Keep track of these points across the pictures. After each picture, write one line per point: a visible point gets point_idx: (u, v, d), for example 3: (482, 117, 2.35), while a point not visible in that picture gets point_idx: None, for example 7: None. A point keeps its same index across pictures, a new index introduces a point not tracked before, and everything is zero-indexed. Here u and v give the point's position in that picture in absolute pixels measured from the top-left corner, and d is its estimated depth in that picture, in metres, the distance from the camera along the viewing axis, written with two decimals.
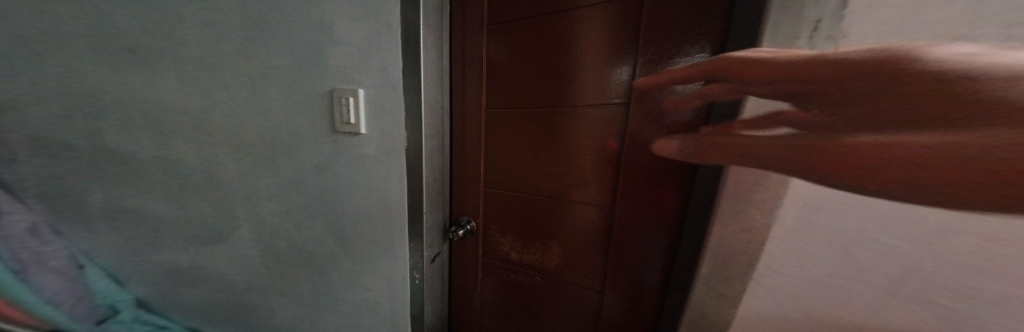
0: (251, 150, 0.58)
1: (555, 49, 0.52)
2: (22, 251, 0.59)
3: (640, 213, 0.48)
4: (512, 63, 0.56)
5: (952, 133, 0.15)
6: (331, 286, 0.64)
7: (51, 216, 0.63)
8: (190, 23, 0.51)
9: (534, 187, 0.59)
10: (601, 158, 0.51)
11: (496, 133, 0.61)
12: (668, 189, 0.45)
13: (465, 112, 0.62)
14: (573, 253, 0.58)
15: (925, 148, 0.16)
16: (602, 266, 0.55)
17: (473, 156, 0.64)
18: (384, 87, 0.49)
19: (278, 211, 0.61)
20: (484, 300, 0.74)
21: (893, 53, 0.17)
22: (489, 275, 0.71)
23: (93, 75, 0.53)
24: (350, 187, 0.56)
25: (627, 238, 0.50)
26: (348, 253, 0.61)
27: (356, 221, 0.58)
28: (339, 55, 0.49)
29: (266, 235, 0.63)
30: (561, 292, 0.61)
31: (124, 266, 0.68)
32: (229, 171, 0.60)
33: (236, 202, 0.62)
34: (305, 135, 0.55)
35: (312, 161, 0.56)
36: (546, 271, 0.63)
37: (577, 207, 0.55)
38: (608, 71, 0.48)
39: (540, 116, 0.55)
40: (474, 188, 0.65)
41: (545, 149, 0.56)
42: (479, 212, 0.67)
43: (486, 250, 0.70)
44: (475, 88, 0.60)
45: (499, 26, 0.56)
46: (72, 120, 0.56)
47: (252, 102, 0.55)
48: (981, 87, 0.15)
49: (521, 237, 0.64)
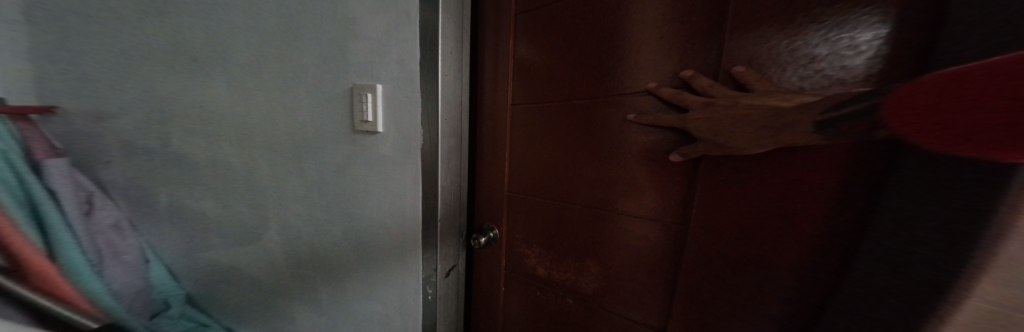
0: (281, 151, 0.58)
1: (591, 34, 0.47)
2: (101, 244, 0.67)
3: (731, 235, 0.37)
4: (543, 54, 0.52)
5: (734, 122, 0.32)
6: (347, 296, 0.62)
7: (131, 213, 0.71)
8: (237, 29, 0.55)
9: (566, 194, 0.52)
10: (660, 163, 0.42)
11: (525, 135, 0.56)
12: (803, 211, 0.32)
13: (491, 109, 0.59)
14: (617, 275, 0.49)
15: (734, 133, 0.32)
16: (665, 298, 0.45)
17: (497, 158, 0.60)
18: (402, 81, 0.48)
19: (302, 213, 0.60)
20: (507, 319, 0.66)
21: (686, 99, 0.37)
22: (512, 291, 0.64)
23: (168, 82, 0.60)
24: (367, 189, 0.54)
25: (699, 264, 0.40)
26: (362, 261, 0.58)
27: (372, 225, 0.56)
28: (361, 50, 0.49)
29: (291, 237, 0.62)
30: (600, 321, 0.53)
31: (181, 263, 0.72)
32: (263, 172, 0.61)
33: (268, 203, 0.62)
34: (328, 137, 0.54)
35: (333, 162, 0.55)
36: (580, 293, 0.54)
37: (621, 219, 0.47)
38: (663, 51, 0.40)
39: (578, 112, 0.49)
40: (497, 193, 0.61)
41: (581, 150, 0.49)
42: (502, 219, 0.61)
43: (507, 262, 0.63)
44: (503, 84, 0.57)
45: (528, 12, 0.53)
46: (150, 128, 0.63)
47: (284, 102, 0.55)
48: (720, 104, 0.33)
49: (551, 251, 0.56)
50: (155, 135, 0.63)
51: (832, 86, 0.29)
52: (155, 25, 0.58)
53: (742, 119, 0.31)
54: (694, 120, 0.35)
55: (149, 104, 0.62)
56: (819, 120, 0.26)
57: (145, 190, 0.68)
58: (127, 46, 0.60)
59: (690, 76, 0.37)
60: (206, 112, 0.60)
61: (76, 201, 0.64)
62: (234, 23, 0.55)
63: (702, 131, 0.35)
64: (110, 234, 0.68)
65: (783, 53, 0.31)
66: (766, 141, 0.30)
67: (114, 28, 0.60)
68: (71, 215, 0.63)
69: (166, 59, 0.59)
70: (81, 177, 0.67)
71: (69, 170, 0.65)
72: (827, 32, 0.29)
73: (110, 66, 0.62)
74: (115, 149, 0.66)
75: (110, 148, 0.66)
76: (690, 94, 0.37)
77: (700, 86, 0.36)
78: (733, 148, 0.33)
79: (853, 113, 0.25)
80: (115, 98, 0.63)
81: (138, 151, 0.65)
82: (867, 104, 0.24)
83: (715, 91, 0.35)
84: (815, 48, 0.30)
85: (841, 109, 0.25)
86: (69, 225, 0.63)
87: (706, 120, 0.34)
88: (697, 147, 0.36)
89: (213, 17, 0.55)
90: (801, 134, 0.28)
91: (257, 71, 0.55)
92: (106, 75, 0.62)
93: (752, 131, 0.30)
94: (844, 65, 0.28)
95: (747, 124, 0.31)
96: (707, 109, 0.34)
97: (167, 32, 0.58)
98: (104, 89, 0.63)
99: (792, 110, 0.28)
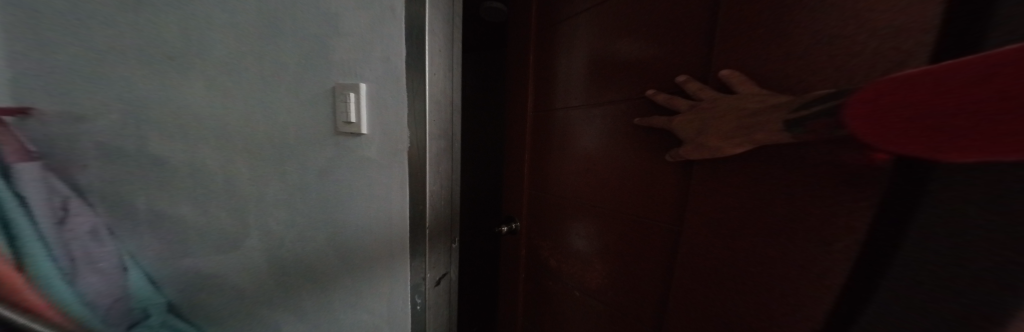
0: (261, 155, 0.55)
1: (604, 50, 0.54)
2: (75, 250, 0.55)
3: (717, 238, 0.39)
4: (564, 68, 0.62)
5: (714, 122, 0.35)
6: (333, 305, 0.59)
7: (112, 217, 0.61)
8: (213, 22, 0.51)
9: (577, 194, 0.61)
10: (656, 167, 0.46)
11: (550, 141, 0.66)
12: (795, 215, 0.31)
13: (520, 117, 0.72)
14: (619, 273, 0.55)
15: (713, 132, 0.35)
16: (659, 300, 0.49)
17: (520, 160, 0.73)
18: (387, 80, 0.46)
19: (285, 219, 0.57)
20: (525, 300, 0.80)
21: (678, 102, 0.40)
22: (530, 273, 0.77)
23: (126, 76, 0.54)
24: (352, 193, 0.52)
25: (690, 269, 0.43)
26: (348, 267, 0.56)
27: (360, 231, 0.53)
28: (345, 47, 0.47)
29: (273, 245, 0.59)
30: (600, 314, 0.60)
31: (162, 269, 0.64)
32: (243, 175, 0.57)
33: (249, 209, 0.59)
34: (310, 138, 0.51)
35: (316, 166, 0.52)
36: (585, 286, 0.62)
37: (623, 219, 0.52)
38: (663, 62, 0.45)
39: (587, 121, 0.57)
40: (520, 190, 0.74)
41: (589, 155, 0.57)
42: (523, 213, 0.75)
43: (527, 250, 0.77)
44: (529, 96, 0.70)
45: (555, 35, 0.64)
46: (115, 127, 0.56)
47: (265, 103, 0.52)
48: (704, 107, 0.36)
49: (560, 245, 0.66)
50: (126, 135, 0.57)
51: (821, 87, 0.29)
52: (106, 12, 0.52)
53: (720, 120, 0.34)
54: (680, 121, 0.39)
55: (102, 104, 0.55)
56: (787, 118, 0.28)
57: (122, 194, 0.60)
58: (66, 35, 0.53)
59: (683, 81, 0.40)
60: (176, 111, 0.55)
61: (49, 207, 0.53)
62: (210, 16, 0.51)
63: (687, 132, 0.38)
64: (88, 241, 0.57)
65: (772, 58, 0.33)
66: (748, 141, 0.32)
67: (43, 11, 0.51)
68: (45, 223, 0.52)
69: (126, 52, 0.53)
70: (55, 181, 0.55)
71: (43, 175, 0.54)
72: (811, 38, 0.30)
73: (40, 55, 0.53)
74: (87, 148, 0.57)
75: (81, 149, 0.57)
76: (679, 98, 0.40)
77: (689, 90, 0.39)
78: (714, 148, 0.35)
79: (813, 114, 0.25)
80: (49, 92, 0.55)
81: (110, 151, 0.57)
82: (829, 105, 0.24)
83: (703, 94, 0.37)
84: (797, 54, 0.31)
85: (807, 109, 0.26)
86: (42, 232, 0.51)
87: (691, 121, 0.37)
88: (686, 147, 0.39)
89: (184, 9, 0.51)
90: (773, 132, 0.29)
91: (236, 69, 0.52)
92: (34, 67, 0.54)
93: (731, 131, 0.33)
94: (836, 66, 0.28)
95: (724, 124, 0.34)
96: (693, 111, 0.37)
97: (123, 21, 0.52)
98: (27, 82, 0.54)
99: (765, 110, 0.30)
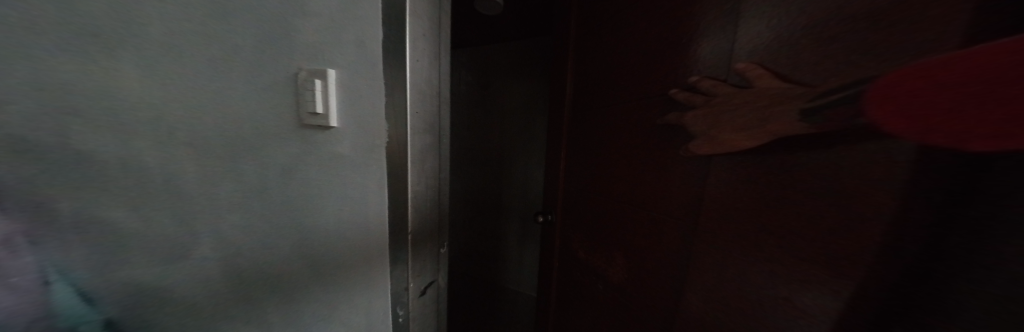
0: (206, 149, 0.37)
1: (692, 28, 0.45)
2: None
3: (735, 236, 0.40)
4: (636, 53, 0.55)
5: (727, 114, 0.38)
6: (302, 321, 0.51)
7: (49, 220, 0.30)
8: None
9: (617, 191, 0.60)
10: (677, 164, 0.48)
11: (582, 140, 0.69)
12: (823, 209, 0.32)
13: (563, 116, 0.77)
14: (641, 267, 0.57)
15: (732, 124, 0.37)
16: (671, 295, 0.52)
17: (557, 155, 0.78)
18: (361, 67, 0.43)
19: (237, 229, 0.42)
20: (553, 284, 0.87)
21: (692, 100, 0.43)
22: (559, 261, 0.83)
23: None
24: (319, 195, 0.46)
25: (709, 263, 0.44)
26: (317, 278, 0.49)
27: (330, 237, 0.48)
28: (310, 28, 0.41)
29: (230, 259, 0.42)
30: (621, 306, 0.63)
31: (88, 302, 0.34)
32: (184, 170, 0.37)
33: (202, 220, 0.39)
34: (273, 131, 0.41)
35: (277, 164, 0.43)
36: (608, 278, 0.66)
37: (659, 220, 0.52)
38: (686, 59, 0.46)
39: (635, 116, 0.56)
40: (557, 185, 0.80)
41: (620, 151, 0.59)
42: (557, 206, 0.80)
43: (563, 240, 0.81)
44: (568, 94, 0.75)
45: (625, 17, 0.58)
46: None
47: (195, 74, 0.35)
48: (716, 101, 0.40)
49: (589, 238, 0.70)
50: None
51: (837, 79, 0.29)
52: None
53: (729, 111, 0.38)
54: (694, 116, 0.42)
55: None
56: (805, 107, 0.30)
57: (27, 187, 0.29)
58: None
59: (696, 80, 0.43)
60: None
61: None
62: None
63: (699, 127, 0.42)
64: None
65: (776, 52, 0.35)
66: (764, 131, 0.34)
67: None
68: None
69: None
70: None
71: None
72: (799, 38, 0.33)
73: None
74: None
75: None
76: (693, 96, 0.43)
77: (704, 88, 0.42)
78: (736, 140, 0.37)
79: (837, 100, 0.27)
80: None
81: None
82: (847, 94, 0.27)
83: (716, 90, 0.41)
84: (791, 51, 0.34)
85: (824, 98, 0.28)
86: None
87: (707, 115, 0.41)
88: (704, 142, 0.41)
89: None
90: (790, 121, 0.31)
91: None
92: None
93: (744, 123, 0.36)
94: (818, 63, 0.31)
95: (743, 114, 0.36)
96: (708, 106, 0.41)
97: None
98: None
99: (775, 102, 0.33)
